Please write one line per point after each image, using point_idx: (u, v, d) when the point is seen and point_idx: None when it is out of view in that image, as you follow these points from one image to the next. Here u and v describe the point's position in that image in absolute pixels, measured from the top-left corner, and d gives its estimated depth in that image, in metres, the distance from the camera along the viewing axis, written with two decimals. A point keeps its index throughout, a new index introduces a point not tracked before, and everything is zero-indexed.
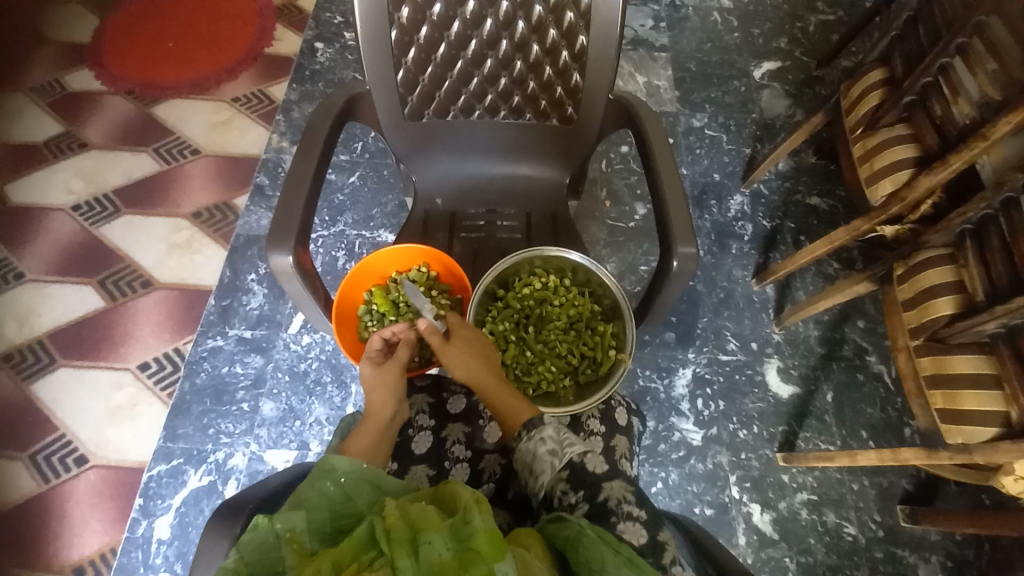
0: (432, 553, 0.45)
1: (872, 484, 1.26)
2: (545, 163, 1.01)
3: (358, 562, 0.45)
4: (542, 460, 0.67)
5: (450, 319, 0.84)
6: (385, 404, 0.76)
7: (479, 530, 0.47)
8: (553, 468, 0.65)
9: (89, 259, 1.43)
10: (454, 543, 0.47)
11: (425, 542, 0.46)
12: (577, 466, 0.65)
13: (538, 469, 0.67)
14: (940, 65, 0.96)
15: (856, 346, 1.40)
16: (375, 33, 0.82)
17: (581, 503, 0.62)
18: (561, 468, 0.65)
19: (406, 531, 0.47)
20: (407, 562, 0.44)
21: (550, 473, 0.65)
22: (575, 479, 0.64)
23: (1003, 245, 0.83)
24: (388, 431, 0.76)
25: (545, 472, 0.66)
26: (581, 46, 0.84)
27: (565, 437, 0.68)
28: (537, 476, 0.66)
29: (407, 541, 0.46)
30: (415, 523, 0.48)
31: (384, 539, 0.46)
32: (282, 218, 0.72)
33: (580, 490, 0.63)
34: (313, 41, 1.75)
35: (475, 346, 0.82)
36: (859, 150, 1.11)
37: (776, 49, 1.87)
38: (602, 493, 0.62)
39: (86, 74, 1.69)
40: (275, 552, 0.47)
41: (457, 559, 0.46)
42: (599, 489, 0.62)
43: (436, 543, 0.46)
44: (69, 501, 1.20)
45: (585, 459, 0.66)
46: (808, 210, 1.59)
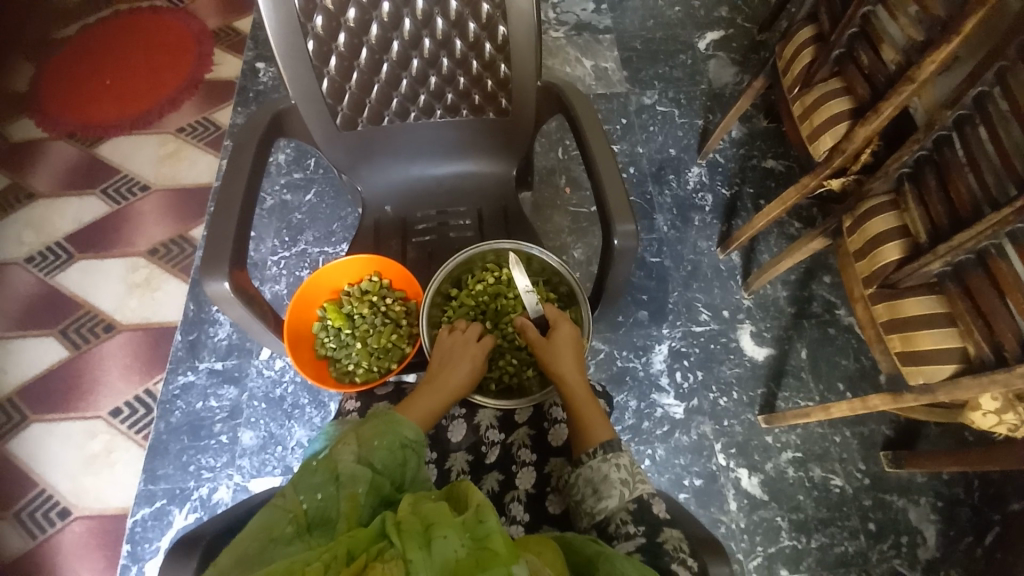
0: (446, 550, 0.49)
1: (854, 435, 1.28)
2: (487, 157, 1.00)
3: (369, 552, 0.50)
4: (612, 484, 0.68)
5: (550, 312, 0.86)
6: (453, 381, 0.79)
7: (494, 532, 0.51)
8: (622, 496, 0.67)
9: (48, 309, 1.40)
10: (467, 540, 0.51)
11: (439, 537, 0.50)
12: (644, 503, 0.66)
13: (603, 491, 0.68)
14: (862, 15, 0.97)
15: (825, 301, 1.42)
16: (292, 47, 0.81)
17: (638, 536, 0.63)
18: (629, 499, 0.67)
19: (417, 524, 0.52)
20: (419, 555, 0.49)
21: (617, 500, 0.67)
22: (639, 514, 0.65)
23: (940, 184, 0.85)
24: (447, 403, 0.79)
25: (612, 497, 0.67)
26: (503, 37, 0.84)
27: (637, 473, 0.70)
28: (601, 497, 0.67)
29: (418, 534, 0.51)
30: (427, 519, 0.53)
31: (395, 532, 0.51)
32: (216, 243, 0.71)
33: (642, 525, 0.64)
34: (254, 62, 1.73)
35: (572, 343, 0.82)
36: (798, 108, 1.12)
37: (717, 18, 1.88)
38: (662, 535, 0.62)
39: (23, 121, 1.65)
40: (333, 502, 0.57)
41: (472, 559, 0.50)
42: (658, 531, 0.63)
43: (450, 539, 0.50)
44: (56, 556, 1.17)
45: (652, 500, 0.67)
46: (766, 173, 1.60)
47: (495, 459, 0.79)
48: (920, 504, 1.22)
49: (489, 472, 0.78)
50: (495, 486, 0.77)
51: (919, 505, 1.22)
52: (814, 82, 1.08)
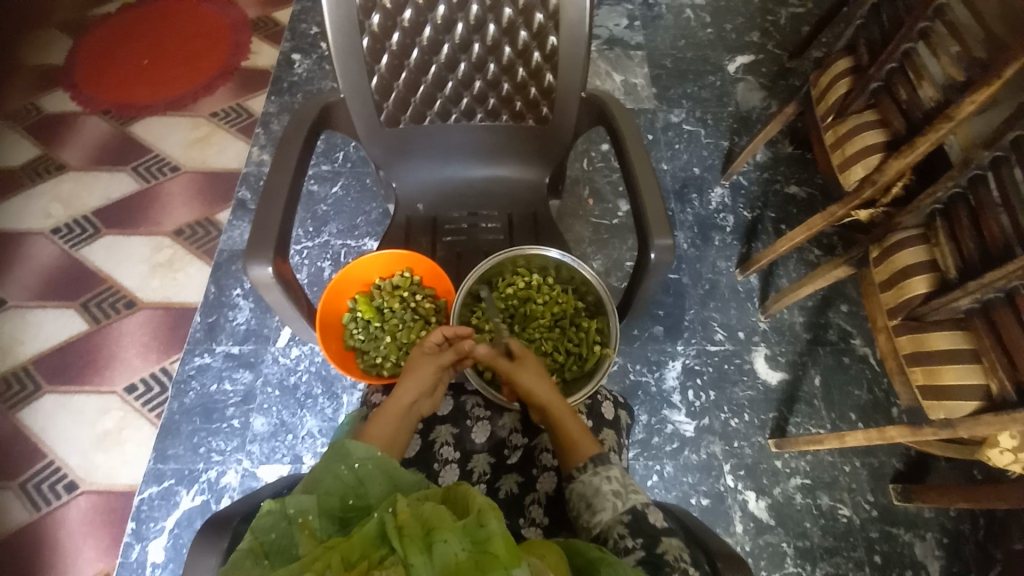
0: (446, 552, 0.48)
1: (864, 465, 1.28)
2: (524, 164, 1.02)
3: (368, 560, 0.48)
4: (605, 497, 0.68)
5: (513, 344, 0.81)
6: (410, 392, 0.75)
7: (495, 534, 0.49)
8: (615, 509, 0.66)
9: (71, 283, 1.42)
10: (468, 543, 0.50)
11: (439, 541, 0.49)
12: (639, 514, 0.65)
13: (597, 504, 0.67)
14: (903, 50, 0.98)
15: (840, 329, 1.42)
16: (347, 42, 0.83)
17: (637, 550, 0.62)
18: (623, 511, 0.66)
19: (417, 527, 0.50)
20: (420, 559, 0.48)
21: (611, 512, 0.66)
22: (635, 526, 0.64)
23: (973, 221, 0.85)
24: (407, 419, 0.75)
25: (606, 510, 0.67)
26: (552, 47, 0.85)
27: (629, 484, 0.69)
28: (595, 511, 0.67)
29: (419, 538, 0.49)
30: (427, 521, 0.51)
31: (396, 537, 0.49)
32: (260, 229, 0.72)
33: (638, 537, 0.63)
34: (290, 53, 1.76)
35: (540, 368, 0.79)
36: (831, 137, 1.14)
37: (748, 43, 1.90)
38: (660, 546, 0.61)
39: (60, 96, 1.67)
40: (289, 534, 0.53)
41: (472, 560, 0.48)
42: (657, 542, 0.62)
43: (451, 542, 0.49)
44: (60, 529, 1.17)
45: (646, 509, 0.66)
46: (788, 198, 1.61)
47: (516, 461, 0.80)
48: (925, 539, 1.22)
49: (509, 474, 0.79)
50: (514, 488, 0.78)
51: (924, 539, 1.22)
52: (848, 112, 1.10)
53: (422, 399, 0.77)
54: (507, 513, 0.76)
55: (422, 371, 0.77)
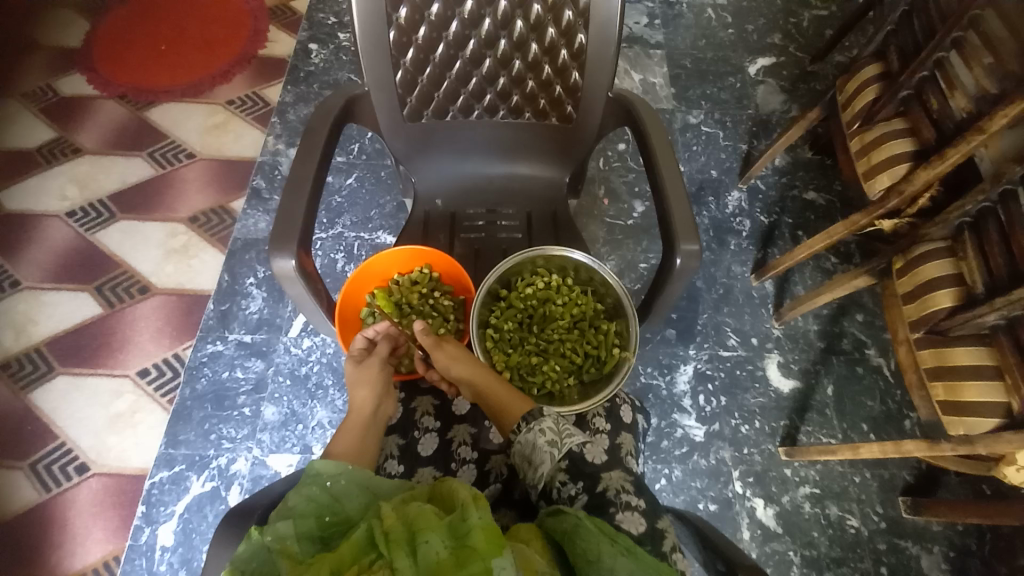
0: (429, 551, 0.48)
1: (874, 476, 1.27)
2: (545, 162, 1.01)
3: (357, 565, 0.48)
4: (542, 451, 0.68)
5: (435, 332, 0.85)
6: (366, 400, 0.80)
7: (475, 527, 0.50)
8: (553, 459, 0.67)
9: (86, 266, 1.42)
10: (450, 540, 0.49)
11: (423, 541, 0.48)
12: (576, 458, 0.67)
13: (537, 459, 0.68)
14: (936, 58, 0.96)
15: (855, 339, 1.41)
16: (373, 34, 0.82)
17: (581, 494, 0.65)
18: (561, 459, 0.67)
19: (402, 531, 0.50)
20: (405, 561, 0.47)
21: (550, 464, 0.67)
22: (574, 470, 0.66)
23: (1002, 237, 0.84)
24: (373, 425, 0.78)
25: (546, 462, 0.67)
26: (580, 45, 0.84)
27: (564, 430, 0.70)
28: (536, 467, 0.67)
29: (405, 542, 0.49)
30: (411, 522, 0.51)
31: (383, 542, 0.48)
32: (285, 221, 0.72)
33: (580, 481, 0.65)
34: (307, 42, 1.75)
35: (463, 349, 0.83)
36: (856, 143, 1.12)
37: (770, 44, 1.88)
38: (601, 484, 0.65)
39: (79, 78, 1.67)
40: (268, 562, 0.51)
41: (454, 556, 0.48)
42: (598, 480, 0.66)
43: (433, 540, 0.48)
44: (72, 509, 1.19)
45: (583, 450, 0.68)
46: (806, 204, 1.59)
47: None
48: (933, 553, 1.21)
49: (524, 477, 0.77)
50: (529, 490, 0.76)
51: (932, 554, 1.21)
52: (876, 119, 1.08)
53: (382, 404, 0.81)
54: (521, 517, 0.73)
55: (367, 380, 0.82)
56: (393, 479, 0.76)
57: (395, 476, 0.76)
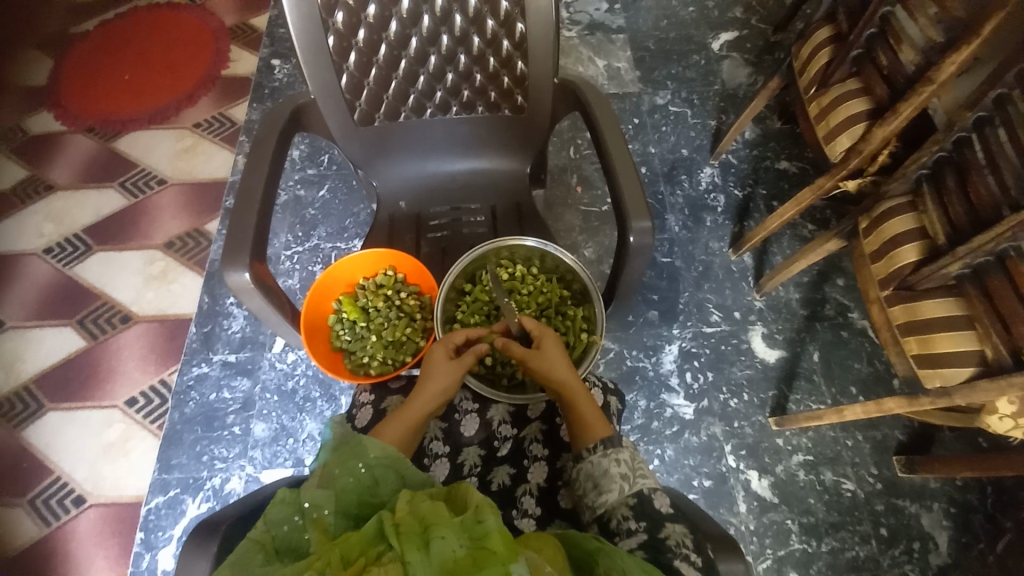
0: (443, 549, 0.48)
1: (867, 439, 1.27)
2: (502, 154, 1.01)
3: (366, 557, 0.48)
4: (612, 479, 0.67)
5: (529, 324, 0.82)
6: (431, 396, 0.74)
7: (493, 531, 0.49)
8: (622, 491, 0.66)
9: (67, 300, 1.43)
10: (466, 540, 0.49)
11: (437, 538, 0.48)
12: (645, 498, 0.64)
13: (604, 485, 0.67)
14: (882, 14, 0.96)
15: (838, 304, 1.41)
16: (312, 42, 0.82)
17: (640, 532, 0.61)
18: (629, 494, 0.65)
19: (415, 524, 0.50)
20: (418, 557, 0.47)
21: (617, 494, 0.66)
22: (639, 509, 0.63)
23: (960, 186, 0.84)
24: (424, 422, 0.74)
25: (612, 491, 0.66)
26: (521, 33, 0.84)
27: (638, 467, 0.68)
28: (601, 492, 0.67)
29: (416, 535, 0.49)
30: (424, 519, 0.51)
31: (394, 534, 0.49)
32: (237, 235, 0.72)
33: (642, 520, 0.62)
34: (270, 59, 1.75)
35: (557, 347, 0.79)
36: (814, 108, 1.11)
37: (732, 19, 1.87)
38: (663, 531, 0.60)
39: (45, 115, 1.68)
40: (300, 531, 0.52)
41: (470, 557, 0.48)
42: (660, 526, 0.61)
43: (448, 538, 0.49)
44: (71, 542, 1.19)
45: (653, 495, 0.65)
46: (779, 174, 1.59)
47: (507, 452, 0.79)
48: (932, 510, 1.21)
49: (500, 466, 0.79)
50: (506, 480, 0.78)
51: (931, 510, 1.21)
52: (831, 82, 1.08)
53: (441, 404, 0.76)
54: (501, 505, 0.76)
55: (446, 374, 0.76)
56: None
57: None
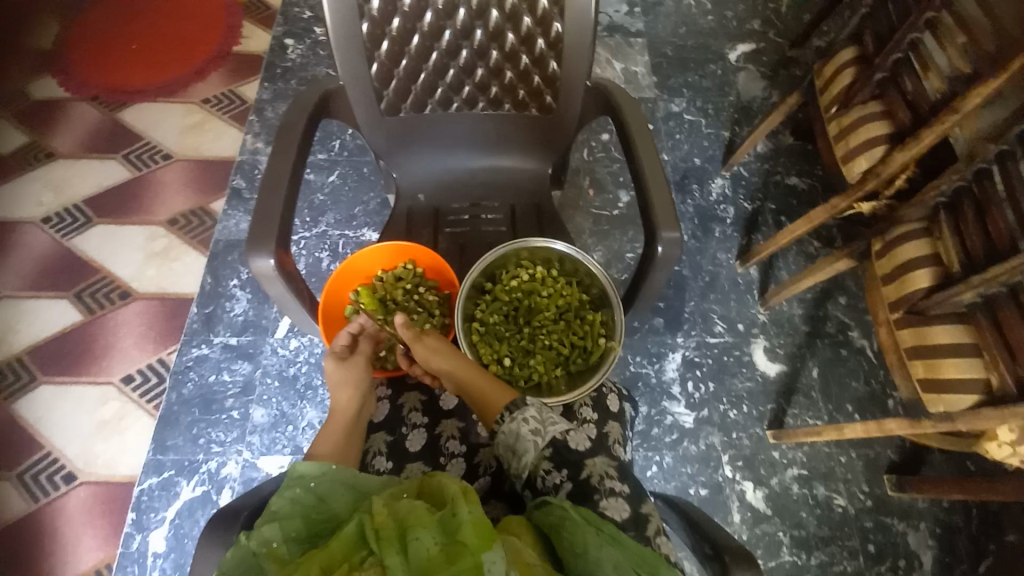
0: (420, 549, 0.48)
1: (859, 456, 1.29)
2: (527, 154, 1.00)
3: (348, 562, 0.48)
4: (525, 440, 0.68)
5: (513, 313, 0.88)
6: (349, 400, 0.82)
7: (465, 522, 0.50)
8: (537, 447, 0.67)
9: (63, 272, 1.39)
10: (441, 536, 0.49)
11: (413, 538, 0.48)
12: (560, 445, 0.68)
13: (521, 449, 0.68)
14: (910, 40, 0.97)
15: (839, 322, 1.43)
16: (345, 27, 0.81)
17: (565, 482, 0.66)
18: (544, 447, 0.68)
19: (392, 528, 0.50)
20: (395, 559, 0.47)
21: (534, 452, 0.67)
22: (557, 458, 0.67)
23: (978, 217, 0.85)
24: (356, 425, 0.81)
25: (528, 451, 0.68)
26: (557, 34, 0.84)
27: (546, 418, 0.70)
28: (520, 456, 0.68)
29: (394, 539, 0.49)
30: (402, 519, 0.51)
31: (372, 539, 0.49)
32: (262, 220, 0.71)
33: (564, 469, 0.66)
34: (284, 38, 1.71)
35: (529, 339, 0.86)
36: (834, 128, 1.12)
37: (749, 31, 1.88)
38: (585, 471, 0.66)
39: (48, 80, 1.63)
40: (256, 566, 0.52)
41: (444, 552, 0.48)
42: (582, 467, 0.66)
43: (423, 537, 0.48)
44: (61, 519, 1.17)
45: (566, 438, 0.69)
46: (788, 190, 1.61)
47: None
48: (919, 529, 1.24)
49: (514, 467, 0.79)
50: None
51: (918, 529, 1.24)
52: (853, 103, 1.09)
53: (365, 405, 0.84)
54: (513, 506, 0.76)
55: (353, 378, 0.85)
56: (381, 475, 0.77)
57: (384, 473, 0.77)
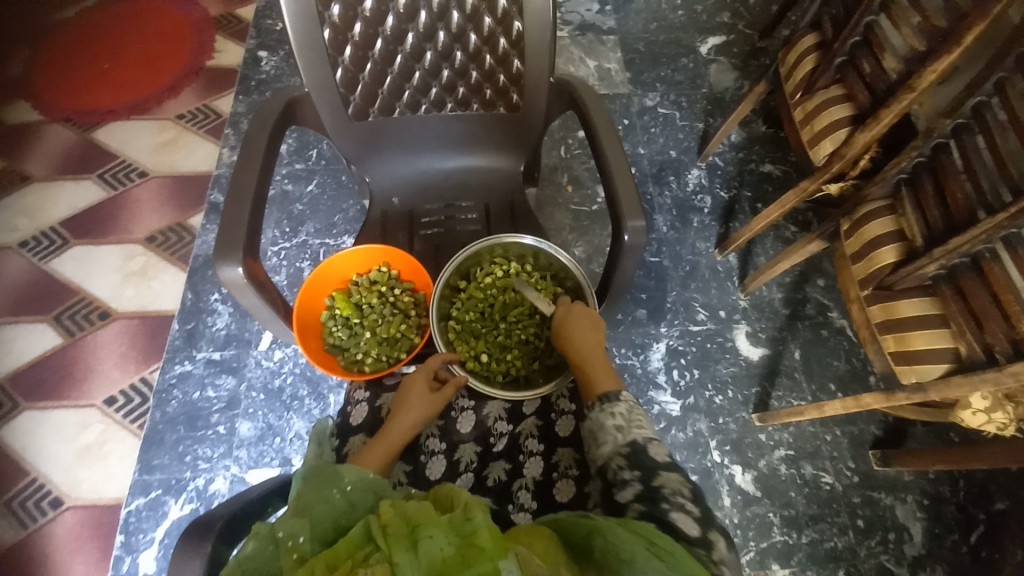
0: (432, 549, 0.48)
1: (845, 433, 1.31)
2: (497, 152, 1.01)
3: (353, 559, 0.48)
4: (607, 431, 0.70)
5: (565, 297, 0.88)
6: (409, 428, 0.76)
7: (482, 527, 0.50)
8: (616, 441, 0.69)
9: (41, 295, 1.38)
10: (455, 537, 0.49)
11: (426, 536, 0.48)
12: (638, 447, 0.67)
13: (601, 438, 0.70)
14: (865, 23, 0.99)
15: (818, 304, 1.45)
16: (307, 35, 0.81)
17: (634, 482, 0.64)
18: (623, 444, 0.68)
19: (403, 526, 0.50)
20: (405, 557, 0.47)
21: (612, 445, 0.69)
22: (634, 459, 0.66)
23: (936, 190, 0.87)
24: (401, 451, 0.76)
25: (608, 443, 0.69)
26: (518, 32, 0.85)
27: (634, 418, 0.71)
28: (599, 444, 0.70)
29: (405, 537, 0.49)
30: (413, 520, 0.51)
31: (381, 535, 0.49)
32: (229, 229, 0.71)
33: (637, 469, 0.65)
34: (256, 51, 1.71)
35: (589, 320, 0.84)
36: (799, 114, 1.15)
37: (718, 23, 1.91)
38: (658, 480, 0.63)
39: (19, 104, 1.61)
40: (274, 560, 0.50)
41: (458, 555, 0.48)
42: (655, 475, 0.64)
43: (436, 537, 0.48)
44: (48, 545, 1.15)
45: (648, 444, 0.68)
46: (763, 177, 1.63)
47: (502, 448, 0.80)
48: (906, 502, 1.26)
49: (496, 462, 0.79)
50: (502, 475, 0.78)
51: (905, 502, 1.26)
52: (815, 88, 1.11)
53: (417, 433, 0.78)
54: (496, 500, 0.77)
55: (421, 406, 0.78)
56: None
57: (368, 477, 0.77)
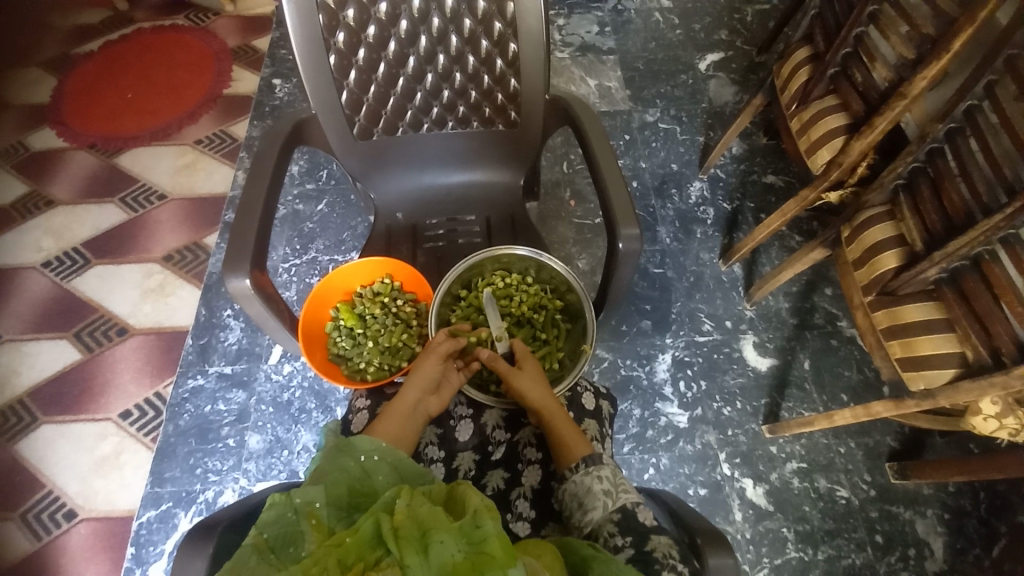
0: (444, 553, 0.48)
1: (859, 445, 1.28)
2: (497, 166, 1.04)
3: (364, 562, 0.48)
4: (596, 496, 0.68)
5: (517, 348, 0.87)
6: (415, 391, 0.78)
7: (491, 534, 0.50)
8: (606, 507, 0.67)
9: (64, 313, 1.43)
10: (464, 544, 0.50)
11: (436, 541, 0.49)
12: (629, 514, 0.66)
13: (589, 504, 0.68)
14: (856, 34, 1.01)
15: (827, 313, 1.43)
16: (314, 60, 0.86)
17: (627, 548, 0.62)
18: (613, 510, 0.66)
19: (413, 529, 0.50)
20: (417, 560, 0.47)
21: (602, 511, 0.67)
22: (624, 524, 0.65)
23: (933, 194, 0.88)
24: (413, 416, 0.77)
25: (597, 509, 0.67)
26: (514, 53, 0.88)
27: (621, 483, 0.70)
28: (586, 511, 0.68)
29: (416, 539, 0.49)
30: (423, 522, 0.51)
31: (392, 538, 0.49)
32: (239, 242, 0.75)
33: (628, 535, 0.63)
34: (270, 78, 1.80)
35: (539, 371, 0.83)
36: (796, 124, 1.16)
37: (717, 41, 1.95)
38: (650, 544, 0.62)
39: (49, 132, 1.71)
40: (294, 525, 0.52)
41: (469, 561, 0.48)
42: (646, 540, 0.63)
43: (447, 543, 0.49)
44: (62, 557, 1.17)
45: (637, 508, 0.67)
46: (766, 187, 1.64)
47: (501, 456, 0.81)
48: (927, 516, 1.21)
49: (494, 470, 0.80)
50: (501, 484, 0.79)
51: (926, 517, 1.21)
52: (811, 98, 1.13)
53: (428, 398, 0.80)
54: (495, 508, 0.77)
55: (427, 368, 0.81)
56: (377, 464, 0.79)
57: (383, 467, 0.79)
